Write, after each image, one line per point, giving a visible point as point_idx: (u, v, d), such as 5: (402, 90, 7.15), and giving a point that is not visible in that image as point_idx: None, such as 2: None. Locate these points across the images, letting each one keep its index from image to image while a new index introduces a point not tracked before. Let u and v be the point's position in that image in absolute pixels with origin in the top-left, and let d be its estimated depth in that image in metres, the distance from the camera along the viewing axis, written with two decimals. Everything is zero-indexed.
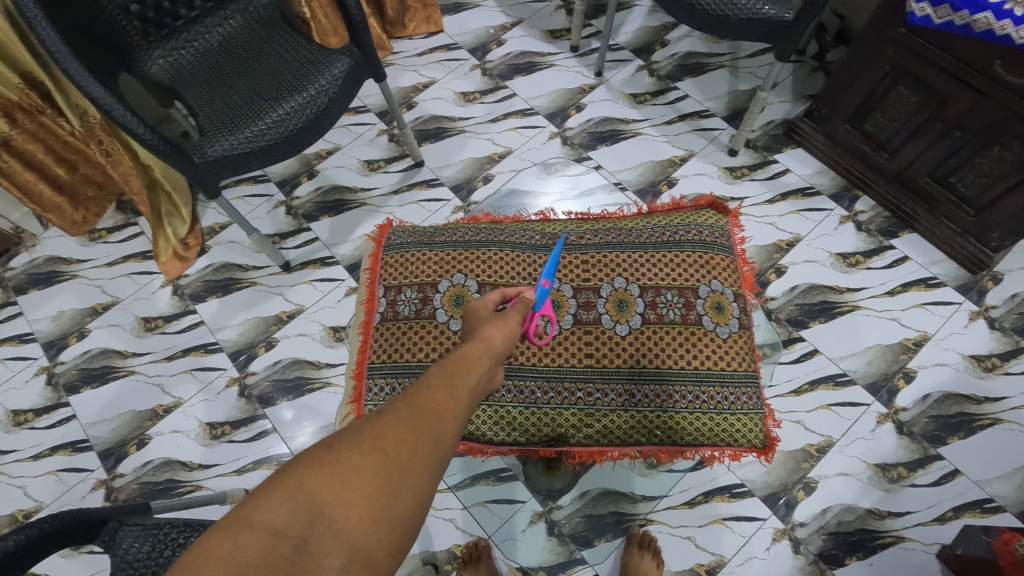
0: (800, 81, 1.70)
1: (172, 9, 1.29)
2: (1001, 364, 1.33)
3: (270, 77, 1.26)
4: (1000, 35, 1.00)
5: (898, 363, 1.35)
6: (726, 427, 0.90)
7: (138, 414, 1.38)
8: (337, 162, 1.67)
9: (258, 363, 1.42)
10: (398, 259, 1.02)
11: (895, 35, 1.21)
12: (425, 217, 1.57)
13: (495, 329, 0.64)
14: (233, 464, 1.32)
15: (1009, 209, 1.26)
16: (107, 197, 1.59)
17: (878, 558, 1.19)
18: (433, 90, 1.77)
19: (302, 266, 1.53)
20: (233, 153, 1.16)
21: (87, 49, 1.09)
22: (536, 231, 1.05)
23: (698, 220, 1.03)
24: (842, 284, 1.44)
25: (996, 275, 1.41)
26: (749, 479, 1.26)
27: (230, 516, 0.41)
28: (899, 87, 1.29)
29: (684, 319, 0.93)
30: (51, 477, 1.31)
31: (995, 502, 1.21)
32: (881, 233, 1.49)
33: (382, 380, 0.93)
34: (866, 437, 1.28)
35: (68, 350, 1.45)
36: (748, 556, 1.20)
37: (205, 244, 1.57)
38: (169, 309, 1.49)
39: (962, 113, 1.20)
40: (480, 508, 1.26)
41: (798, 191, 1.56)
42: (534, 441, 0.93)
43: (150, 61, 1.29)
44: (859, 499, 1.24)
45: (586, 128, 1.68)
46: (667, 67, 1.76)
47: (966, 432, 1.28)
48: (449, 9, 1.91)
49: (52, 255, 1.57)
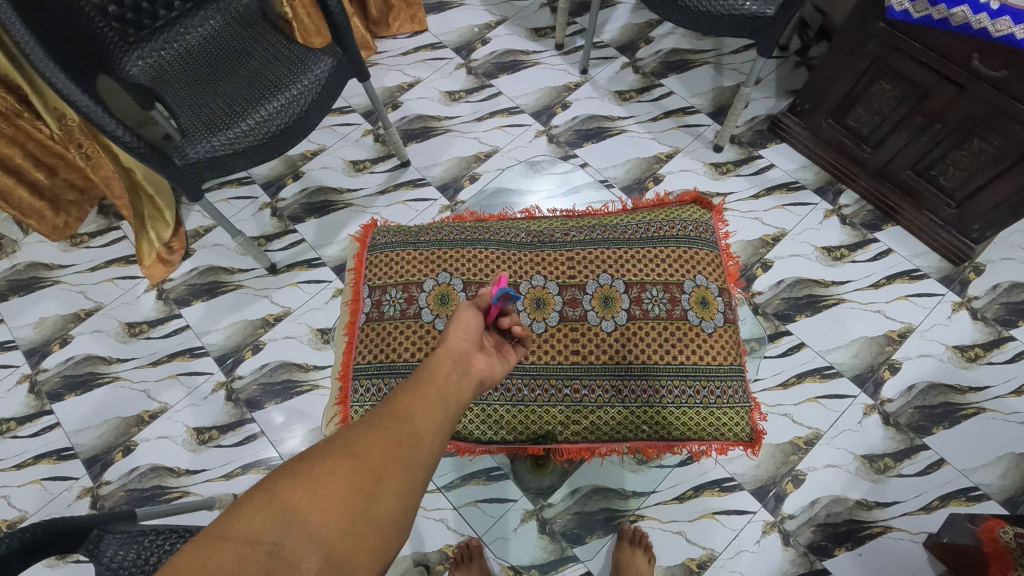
0: (783, 77, 1.71)
1: (151, 10, 1.27)
2: (984, 354, 1.35)
3: (252, 77, 1.25)
4: (976, 28, 1.02)
5: (883, 355, 1.36)
6: (713, 421, 0.91)
7: (124, 420, 1.36)
8: (322, 163, 1.66)
9: (245, 367, 1.41)
10: (382, 259, 1.02)
11: (875, 30, 1.22)
12: (412, 217, 1.57)
13: (462, 327, 0.63)
14: (221, 469, 1.31)
15: (989, 201, 1.28)
16: (89, 202, 1.57)
17: (867, 548, 1.20)
18: (418, 89, 1.76)
19: (289, 267, 1.52)
20: (214, 154, 1.15)
21: (63, 51, 1.07)
22: (520, 229, 1.05)
23: (682, 216, 1.04)
24: (827, 277, 1.45)
25: (977, 267, 1.43)
26: (739, 472, 1.27)
27: (208, 530, 0.42)
28: (880, 82, 1.31)
29: (670, 314, 0.93)
30: (36, 486, 1.30)
31: (980, 491, 1.22)
32: (865, 227, 1.51)
33: (368, 381, 0.93)
34: (853, 429, 1.29)
35: (51, 356, 1.43)
36: (739, 549, 1.20)
37: (190, 247, 1.56)
38: (154, 314, 1.48)
39: (943, 106, 1.22)
40: (470, 508, 1.25)
41: (783, 186, 1.57)
42: (522, 439, 0.93)
43: (128, 63, 1.27)
44: (847, 491, 1.25)
45: (572, 126, 1.68)
46: (651, 64, 1.77)
47: (950, 422, 1.29)
48: (433, 9, 1.91)
49: (33, 261, 1.54)
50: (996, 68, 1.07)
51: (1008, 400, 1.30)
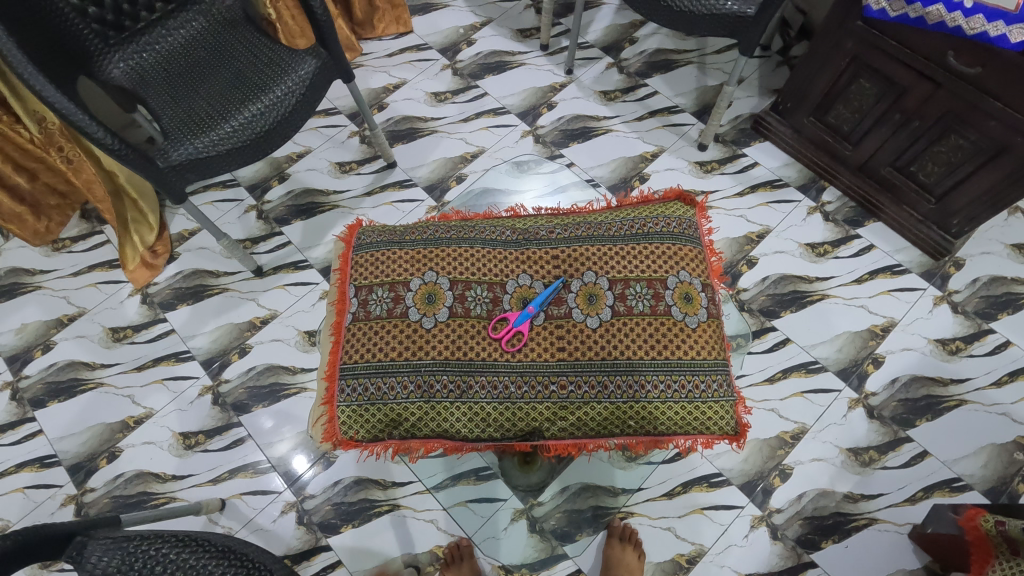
0: (766, 76, 1.74)
1: (131, 11, 1.26)
2: (965, 347, 1.37)
3: (235, 79, 1.24)
4: (951, 27, 1.04)
5: (867, 349, 1.38)
6: (697, 415, 0.91)
7: (109, 426, 1.34)
8: (308, 165, 1.65)
9: (232, 370, 1.40)
10: (368, 259, 1.01)
11: (853, 28, 1.24)
12: (399, 218, 1.57)
13: None
14: (208, 473, 1.30)
15: (967, 196, 1.30)
16: (71, 206, 1.55)
17: (853, 540, 1.21)
18: (405, 90, 1.76)
19: (275, 270, 1.51)
20: (197, 156, 1.14)
21: (41, 55, 1.07)
22: (506, 226, 1.05)
23: (666, 213, 1.05)
24: (811, 273, 1.47)
25: (957, 261, 1.46)
26: (726, 468, 1.28)
27: None
28: (859, 80, 1.33)
29: (654, 309, 0.94)
30: (18, 495, 1.28)
31: (963, 481, 1.24)
32: (848, 223, 1.53)
33: (356, 380, 0.93)
34: (838, 423, 1.31)
35: (33, 363, 1.41)
36: (728, 544, 1.21)
37: (175, 251, 1.54)
38: (139, 318, 1.46)
39: (920, 103, 1.24)
40: (460, 508, 1.25)
41: (767, 184, 1.59)
42: (509, 436, 0.93)
43: (110, 65, 1.26)
44: (834, 484, 1.26)
45: (558, 126, 1.69)
46: (636, 64, 1.78)
47: (933, 414, 1.31)
48: (418, 10, 1.91)
49: (14, 267, 1.52)
50: (971, 65, 1.09)
51: (989, 392, 1.33)
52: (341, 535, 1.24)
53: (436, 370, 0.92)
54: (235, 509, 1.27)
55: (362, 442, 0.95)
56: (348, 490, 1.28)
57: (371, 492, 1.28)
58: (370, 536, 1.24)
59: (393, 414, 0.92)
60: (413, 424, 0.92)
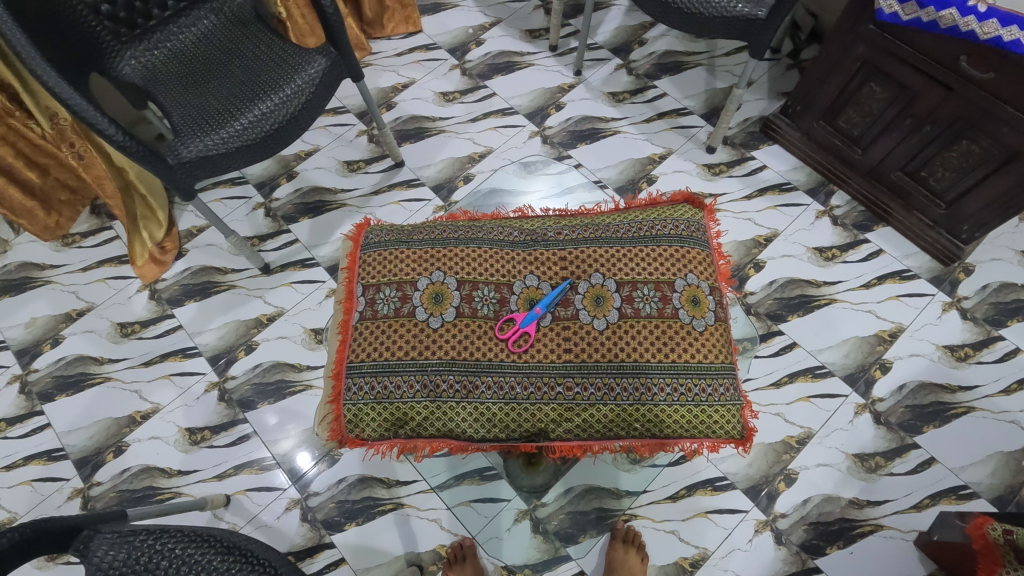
0: (775, 79, 1.73)
1: (144, 9, 1.27)
2: (973, 353, 1.36)
3: (246, 77, 1.24)
4: (964, 31, 1.03)
5: (874, 355, 1.37)
6: (704, 419, 0.91)
7: (115, 421, 1.35)
8: (316, 163, 1.65)
9: (238, 367, 1.40)
10: (376, 258, 1.02)
11: (865, 32, 1.23)
12: (406, 217, 1.57)
13: None
14: (213, 469, 1.31)
15: (978, 202, 1.29)
16: (81, 202, 1.56)
17: (858, 546, 1.21)
18: (413, 90, 1.77)
19: (282, 268, 1.52)
20: (207, 153, 1.15)
21: (54, 51, 1.07)
22: (513, 227, 1.05)
23: (674, 215, 1.04)
24: (818, 278, 1.46)
25: (967, 267, 1.45)
26: (731, 472, 1.27)
27: None
28: (870, 84, 1.32)
29: (661, 312, 0.94)
30: (25, 487, 1.29)
31: (970, 489, 1.23)
32: (857, 227, 1.52)
33: (363, 379, 0.93)
34: (845, 428, 1.30)
35: (42, 357, 1.42)
36: (731, 548, 1.21)
37: (183, 247, 1.55)
38: (146, 314, 1.47)
39: (931, 108, 1.23)
40: (463, 508, 1.24)
41: (775, 187, 1.58)
42: (514, 437, 0.93)
43: (122, 62, 1.26)
44: (839, 490, 1.25)
45: (565, 127, 1.69)
46: (645, 66, 1.78)
47: (941, 421, 1.30)
48: (427, 9, 1.91)
49: (24, 261, 1.53)
50: (983, 70, 1.09)
51: (997, 399, 1.32)
52: (344, 533, 1.25)
53: (442, 370, 0.92)
54: (239, 505, 1.28)
55: (368, 441, 0.95)
56: (352, 488, 1.28)
57: (374, 491, 1.28)
58: (373, 534, 1.24)
59: (399, 413, 0.92)
60: (419, 424, 0.93)
